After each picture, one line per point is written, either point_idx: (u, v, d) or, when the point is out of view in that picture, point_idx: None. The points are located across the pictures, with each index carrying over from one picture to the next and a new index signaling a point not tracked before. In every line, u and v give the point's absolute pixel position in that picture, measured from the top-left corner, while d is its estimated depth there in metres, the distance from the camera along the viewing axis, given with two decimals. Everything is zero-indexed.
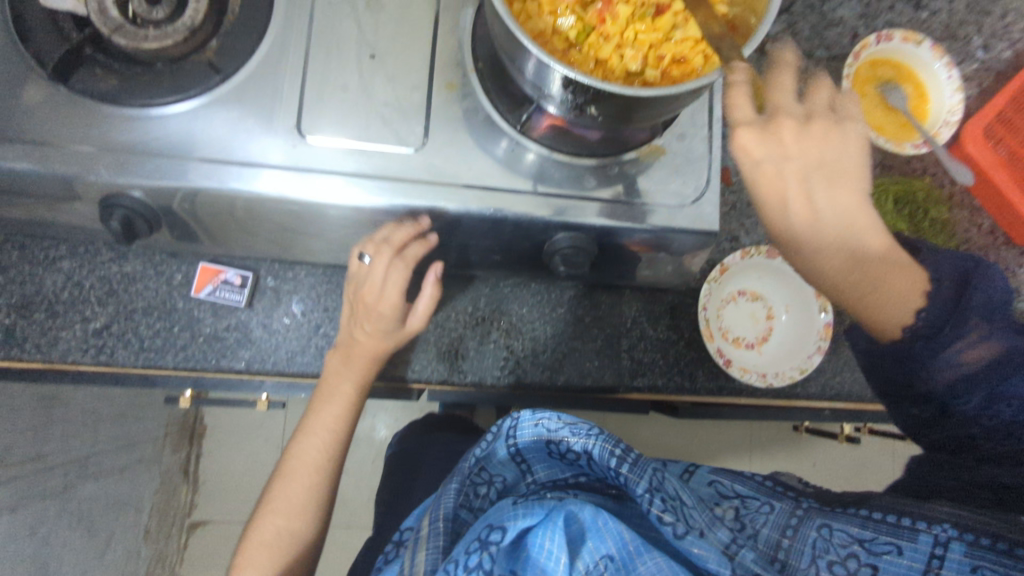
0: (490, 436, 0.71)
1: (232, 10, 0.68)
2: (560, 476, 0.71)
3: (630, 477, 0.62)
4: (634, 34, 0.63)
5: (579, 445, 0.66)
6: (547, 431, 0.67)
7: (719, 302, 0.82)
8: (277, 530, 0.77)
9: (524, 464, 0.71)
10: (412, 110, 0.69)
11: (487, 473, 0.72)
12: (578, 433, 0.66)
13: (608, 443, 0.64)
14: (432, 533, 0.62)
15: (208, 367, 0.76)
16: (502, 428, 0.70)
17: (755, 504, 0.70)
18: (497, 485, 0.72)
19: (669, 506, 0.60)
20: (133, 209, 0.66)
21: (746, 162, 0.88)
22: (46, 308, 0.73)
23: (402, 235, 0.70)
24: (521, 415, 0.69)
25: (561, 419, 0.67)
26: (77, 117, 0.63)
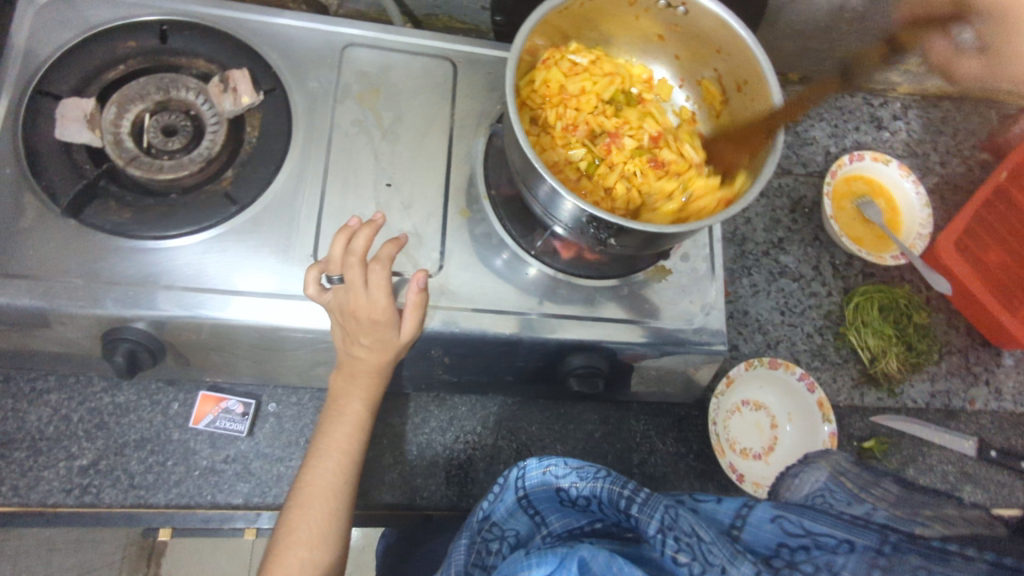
0: (497, 488, 0.58)
1: (249, 141, 0.69)
2: (576, 526, 0.56)
3: (641, 519, 0.48)
4: (641, 165, 0.66)
5: (586, 488, 0.54)
6: (556, 478, 0.56)
7: (725, 414, 0.82)
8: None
9: (538, 518, 0.57)
10: (428, 235, 0.70)
11: (497, 528, 0.56)
12: (586, 477, 0.55)
13: (616, 484, 0.52)
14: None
15: (201, 504, 0.71)
16: (508, 478, 0.58)
17: (828, 542, 0.44)
18: (510, 541, 0.55)
19: (688, 545, 0.45)
20: (137, 342, 0.64)
21: (737, 271, 0.93)
22: (27, 446, 0.69)
23: (364, 240, 0.62)
24: (526, 464, 0.57)
25: (568, 461, 0.56)
26: (84, 250, 0.63)
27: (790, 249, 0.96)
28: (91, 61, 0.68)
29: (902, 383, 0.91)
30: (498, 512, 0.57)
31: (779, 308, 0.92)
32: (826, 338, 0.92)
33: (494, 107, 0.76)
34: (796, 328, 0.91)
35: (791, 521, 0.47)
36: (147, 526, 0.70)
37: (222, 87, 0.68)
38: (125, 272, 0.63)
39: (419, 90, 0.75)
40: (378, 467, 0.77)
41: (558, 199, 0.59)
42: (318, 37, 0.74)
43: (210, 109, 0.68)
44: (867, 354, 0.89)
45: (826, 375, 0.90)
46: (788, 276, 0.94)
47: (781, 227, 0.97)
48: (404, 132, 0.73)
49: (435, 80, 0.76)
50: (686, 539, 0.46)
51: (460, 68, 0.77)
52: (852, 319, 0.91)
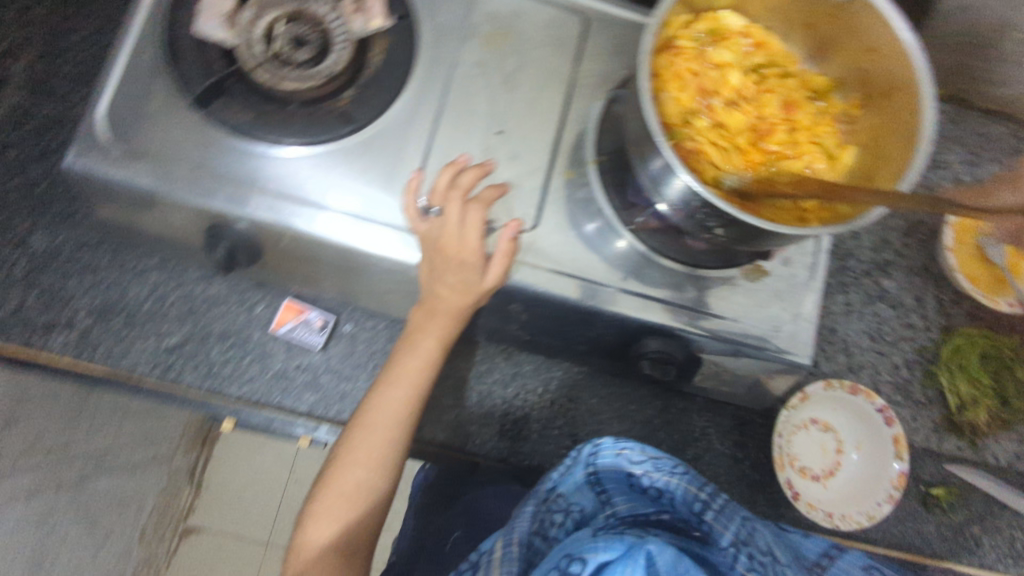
0: (567, 462, 0.61)
1: (373, 64, 0.69)
2: (642, 512, 0.56)
3: (714, 527, 0.53)
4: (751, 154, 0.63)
5: (660, 482, 0.57)
6: (630, 464, 0.59)
7: (790, 428, 0.79)
8: (344, 523, 0.60)
9: (604, 496, 0.58)
10: (530, 190, 0.69)
11: (563, 501, 0.58)
12: (664, 469, 0.58)
13: (692, 487, 0.56)
14: (507, 557, 0.50)
15: (268, 404, 0.75)
16: (580, 454, 0.61)
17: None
18: (574, 518, 0.56)
19: (760, 564, 0.50)
20: (239, 242, 0.66)
21: (835, 286, 0.88)
22: (125, 317, 0.74)
23: (470, 178, 0.65)
24: (602, 442, 0.60)
25: (645, 451, 0.59)
26: (205, 144, 0.65)
27: (896, 274, 0.90)
28: None
29: (987, 437, 0.85)
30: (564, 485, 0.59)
31: (870, 333, 0.87)
32: (914, 374, 0.87)
33: (619, 71, 0.73)
34: (884, 357, 0.87)
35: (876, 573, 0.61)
36: (218, 413, 0.74)
37: (354, 7, 0.68)
38: (239, 172, 0.65)
39: (545, 41, 0.73)
40: (436, 405, 0.78)
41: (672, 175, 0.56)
42: None
43: (339, 25, 0.68)
44: (954, 399, 0.84)
45: (906, 412, 0.85)
46: (887, 302, 0.89)
47: (890, 249, 0.91)
48: (523, 81, 0.71)
49: (564, 34, 0.74)
50: (756, 556, 0.50)
51: (590, 25, 0.74)
52: (947, 359, 0.86)
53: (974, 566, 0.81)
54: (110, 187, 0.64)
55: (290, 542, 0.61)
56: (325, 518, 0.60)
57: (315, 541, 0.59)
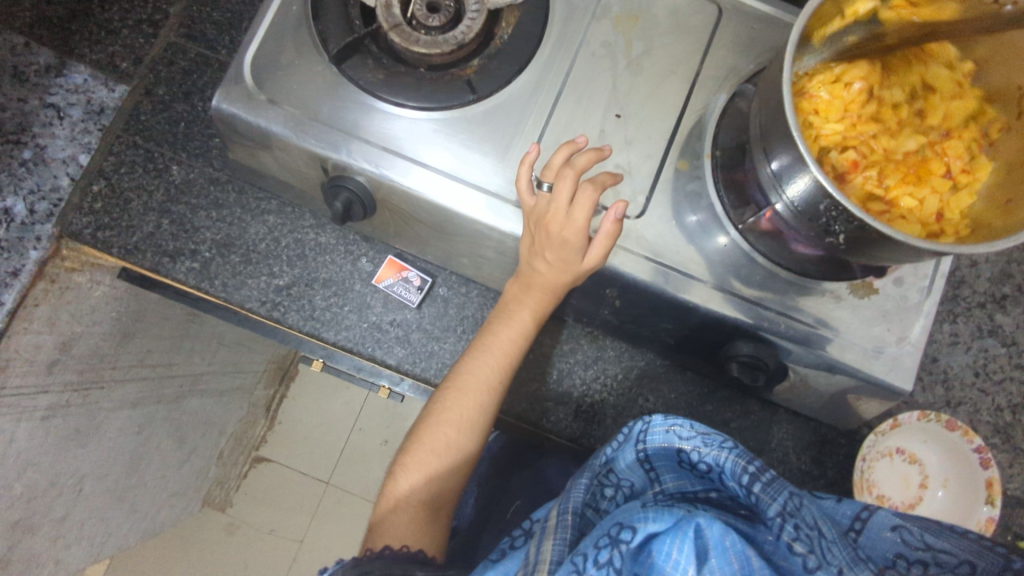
0: (619, 437, 0.59)
1: (501, 36, 0.70)
2: (691, 490, 0.55)
3: (762, 499, 0.48)
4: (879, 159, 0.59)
5: (710, 457, 0.53)
6: (679, 439, 0.55)
7: (875, 455, 0.77)
8: (431, 475, 0.63)
9: (654, 473, 0.57)
10: (642, 177, 0.68)
11: (612, 476, 0.58)
12: (713, 444, 0.53)
13: (741, 460, 0.51)
14: (561, 524, 0.51)
15: (361, 353, 0.78)
16: (631, 429, 0.58)
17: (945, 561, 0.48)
18: (624, 492, 0.56)
19: (807, 535, 0.45)
20: (357, 195, 0.69)
21: (944, 315, 0.84)
22: (243, 253, 0.79)
23: (586, 160, 0.63)
24: (653, 418, 0.57)
25: (695, 426, 0.55)
26: (338, 98, 0.68)
27: (1014, 310, 0.85)
28: None
29: None
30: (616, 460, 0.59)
31: (977, 369, 0.83)
32: (1020, 418, 0.82)
33: (748, 65, 0.71)
34: (988, 396, 0.82)
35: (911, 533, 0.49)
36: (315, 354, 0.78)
37: None
38: (366, 129, 0.67)
39: (676, 28, 0.72)
40: (517, 378, 0.80)
41: (798, 177, 0.55)
42: None
43: None
44: None
45: (1002, 456, 0.81)
46: (999, 338, 0.84)
47: (1011, 283, 0.85)
48: (649, 66, 0.71)
49: (696, 21, 0.72)
50: (806, 528, 0.46)
51: (725, 15, 0.73)
52: None
53: None
54: (247, 128, 0.68)
55: (381, 488, 0.64)
56: (412, 469, 0.63)
57: (404, 491, 0.62)
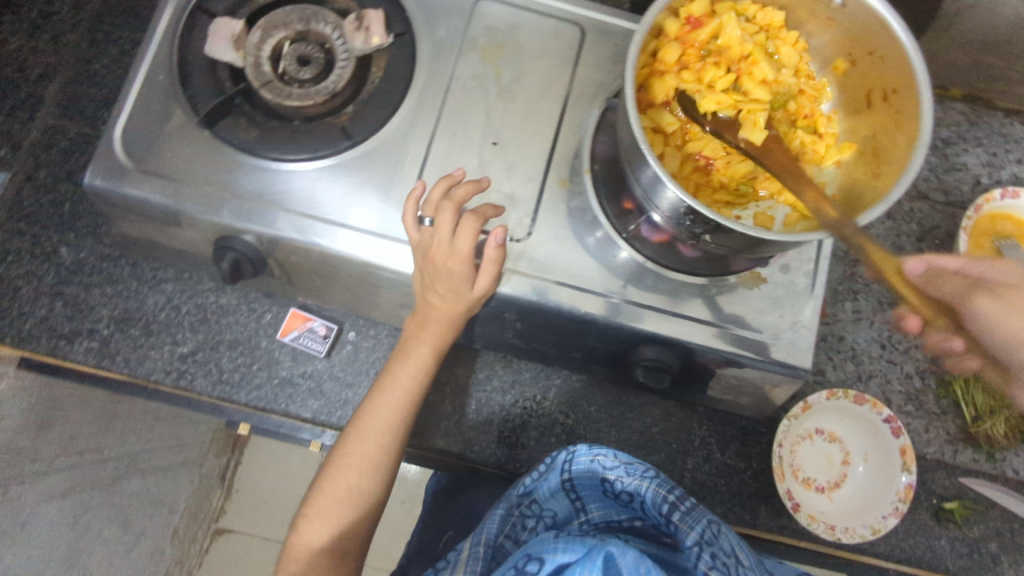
0: (543, 467, 0.62)
1: (372, 81, 0.72)
2: (615, 518, 0.59)
3: (680, 527, 0.51)
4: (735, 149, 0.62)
5: (630, 485, 0.57)
6: (604, 469, 0.59)
7: (795, 438, 0.78)
8: (339, 526, 0.62)
9: (579, 503, 0.60)
10: (524, 200, 0.70)
11: (536, 506, 0.59)
12: (634, 473, 0.57)
13: (661, 489, 0.55)
14: (473, 556, 0.51)
15: (275, 409, 0.78)
16: (555, 460, 0.61)
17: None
18: (546, 522, 0.58)
19: (723, 563, 0.46)
20: (243, 253, 0.70)
21: (843, 294, 0.87)
22: (143, 326, 0.79)
23: (464, 192, 0.66)
24: (577, 448, 0.60)
25: (618, 455, 0.59)
26: (212, 161, 0.68)
27: None
28: None
29: (1005, 450, 0.82)
30: (540, 490, 0.61)
31: (881, 341, 0.86)
32: (927, 383, 0.84)
33: (614, 80, 0.74)
34: (895, 367, 0.85)
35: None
36: (228, 417, 0.77)
37: (356, 25, 0.70)
38: (244, 186, 0.68)
39: (543, 53, 0.74)
40: (436, 412, 0.80)
41: (658, 184, 0.57)
42: None
43: (342, 45, 0.71)
44: (971, 410, 0.82)
45: (917, 423, 0.83)
46: (898, 310, 0.87)
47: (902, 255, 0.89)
48: (520, 92, 0.73)
49: (561, 45, 0.75)
50: (722, 556, 0.47)
51: (587, 35, 0.75)
52: (962, 370, 0.83)
53: None
54: (124, 203, 0.68)
55: (286, 541, 0.63)
56: (319, 518, 0.62)
57: (305, 542, 0.61)
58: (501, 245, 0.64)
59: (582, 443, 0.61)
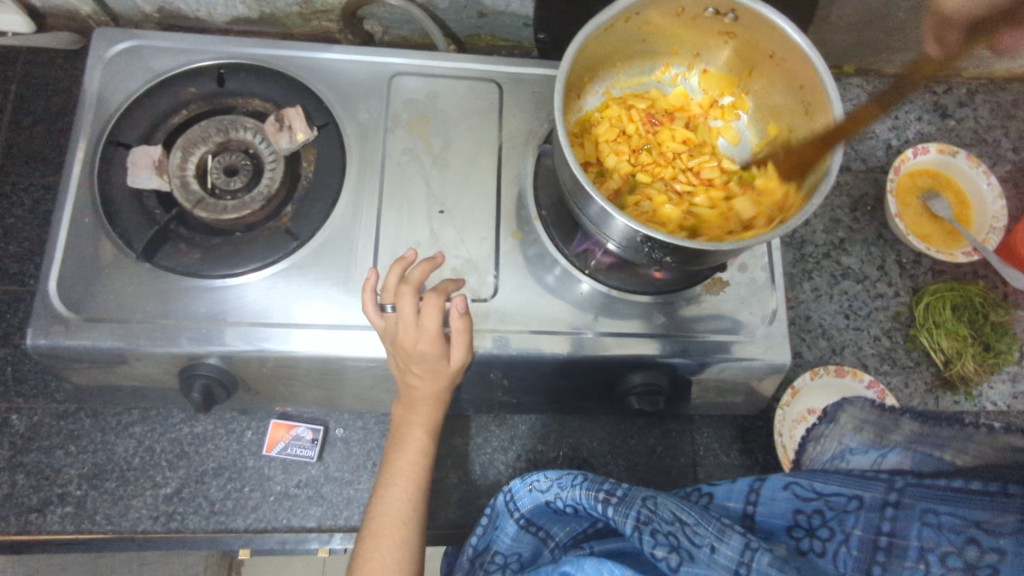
0: (486, 521, 0.66)
1: (306, 175, 0.71)
2: (579, 531, 0.64)
3: (618, 519, 0.56)
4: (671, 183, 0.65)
5: (569, 498, 0.61)
6: (542, 494, 0.63)
7: (791, 423, 0.80)
8: None
9: (541, 533, 0.64)
10: (483, 259, 0.70)
11: (499, 556, 0.63)
12: (566, 486, 0.62)
13: (592, 490, 0.60)
14: None
15: (278, 528, 0.74)
16: (498, 505, 0.65)
17: (838, 502, 0.53)
18: (512, 567, 0.63)
19: (665, 539, 0.52)
20: (212, 377, 0.66)
21: (798, 275, 0.90)
22: (117, 476, 0.74)
23: (420, 272, 0.65)
24: (513, 487, 0.65)
25: (547, 476, 0.63)
26: (159, 293, 0.66)
27: (853, 249, 0.92)
28: (156, 109, 0.71)
29: (980, 385, 0.86)
30: (499, 541, 0.64)
31: (845, 312, 0.89)
32: (896, 340, 0.88)
33: (541, 126, 0.76)
34: (863, 332, 0.88)
35: (803, 487, 0.55)
36: (230, 548, 0.73)
37: (277, 126, 0.70)
38: (199, 311, 0.66)
39: (467, 114, 0.76)
40: (443, 487, 0.78)
41: (610, 217, 0.58)
42: (365, 68, 0.76)
43: (268, 147, 0.70)
44: (940, 356, 0.85)
45: (897, 380, 0.87)
46: (852, 278, 0.91)
47: (842, 227, 0.93)
48: (454, 157, 0.74)
49: (482, 102, 0.76)
50: (663, 531, 0.53)
51: (505, 89, 0.77)
52: (923, 320, 0.87)
53: None
54: (73, 355, 0.65)
55: None
56: None
57: None
58: (464, 313, 0.63)
59: (515, 479, 0.66)
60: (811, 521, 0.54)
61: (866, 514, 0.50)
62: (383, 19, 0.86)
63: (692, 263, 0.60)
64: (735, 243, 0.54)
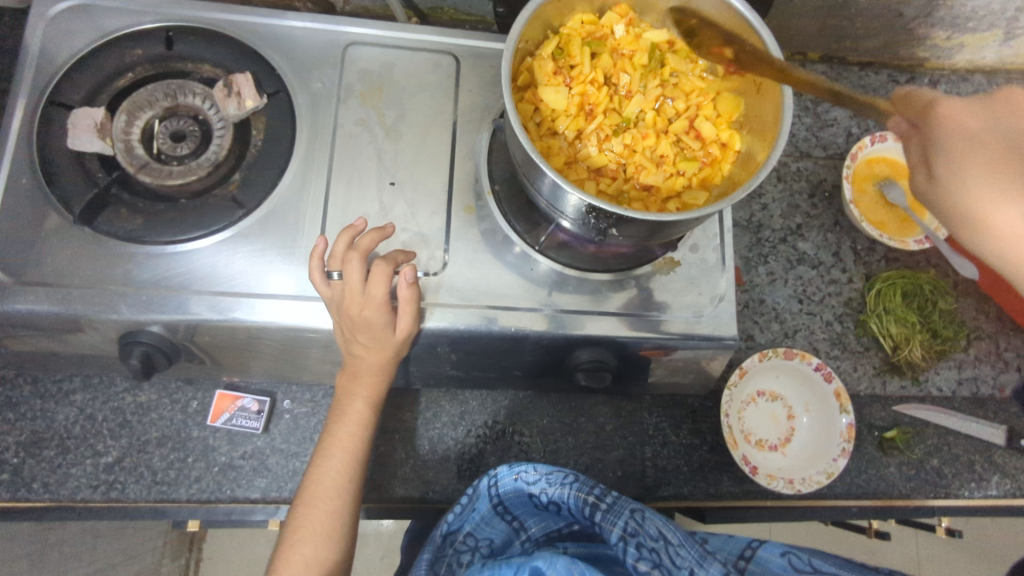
0: (465, 501, 0.63)
1: (255, 143, 0.70)
2: (553, 529, 0.65)
3: (606, 526, 0.56)
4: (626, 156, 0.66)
5: (555, 495, 0.61)
6: (528, 485, 0.62)
7: (739, 405, 0.81)
8: None
9: (516, 523, 0.64)
10: (433, 233, 0.70)
11: (471, 539, 0.60)
12: (555, 483, 0.61)
13: (582, 492, 0.59)
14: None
15: (222, 498, 0.74)
16: (479, 488, 0.63)
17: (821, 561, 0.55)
18: (483, 551, 0.60)
19: (647, 553, 0.53)
20: (152, 344, 0.65)
21: (753, 259, 0.91)
22: (56, 444, 0.73)
23: (369, 241, 0.64)
24: (498, 472, 0.63)
25: (537, 468, 0.62)
26: (98, 258, 0.65)
27: (809, 235, 0.93)
28: (100, 71, 0.69)
29: (926, 371, 0.88)
30: (470, 524, 0.62)
31: (798, 297, 0.90)
32: (847, 326, 0.89)
33: (498, 101, 0.75)
34: (815, 316, 0.89)
35: (801, 559, 0.54)
36: (172, 518, 0.73)
37: (225, 91, 0.68)
38: (137, 277, 0.65)
39: (423, 86, 0.75)
40: (391, 461, 0.78)
41: (558, 191, 0.57)
42: (320, 36, 0.75)
43: (216, 114, 0.69)
44: (889, 342, 0.87)
45: (846, 364, 0.88)
46: (807, 264, 0.92)
47: (799, 213, 0.94)
48: (408, 129, 0.73)
49: (439, 75, 0.75)
50: (645, 544, 0.54)
51: (463, 62, 0.76)
52: (873, 306, 0.88)
53: (942, 498, 0.84)
54: (8, 320, 0.63)
55: None
56: None
57: None
58: (412, 285, 0.63)
59: (501, 465, 0.64)
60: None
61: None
62: None
63: (639, 236, 0.60)
64: (679, 215, 0.54)
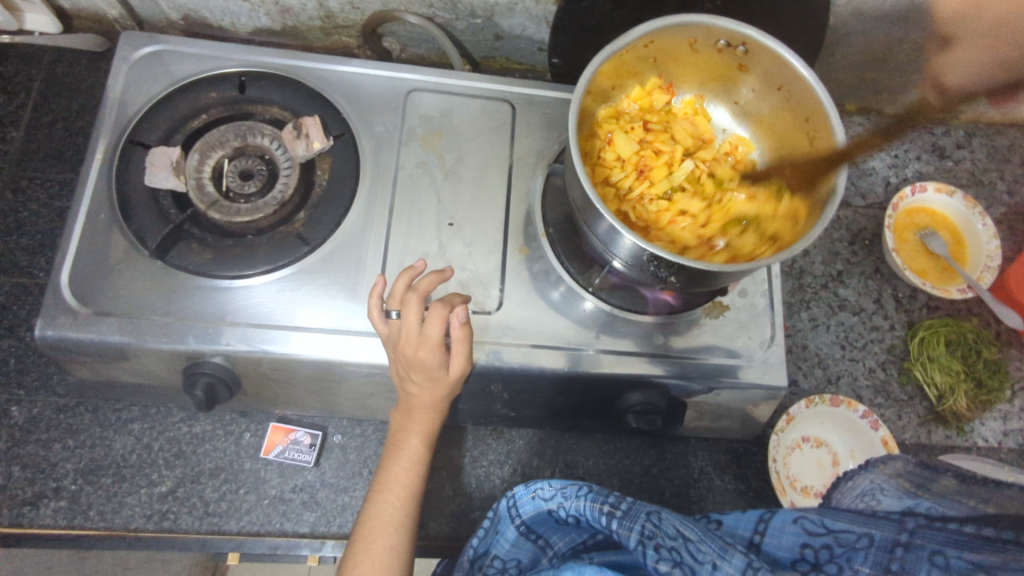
0: (491, 523, 0.65)
1: (319, 183, 0.72)
2: (579, 541, 0.64)
3: (622, 533, 0.55)
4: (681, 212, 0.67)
5: (572, 508, 0.60)
6: (545, 502, 0.63)
7: (786, 450, 0.80)
8: None
9: (540, 541, 0.64)
10: (489, 273, 0.72)
11: (499, 560, 0.62)
12: (570, 496, 0.61)
13: (597, 502, 0.59)
14: None
15: (271, 531, 0.74)
16: (501, 510, 0.65)
17: (848, 539, 0.50)
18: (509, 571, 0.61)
19: (668, 553, 0.51)
20: (215, 375, 0.67)
21: (796, 304, 0.92)
22: (113, 472, 0.74)
23: (427, 283, 0.66)
24: (516, 493, 0.64)
25: (552, 484, 0.62)
26: (169, 290, 0.67)
27: (851, 281, 0.94)
28: (178, 112, 0.73)
29: (972, 421, 0.88)
30: (498, 546, 0.63)
31: (841, 343, 0.90)
32: (890, 373, 0.90)
33: (551, 147, 0.77)
34: (858, 363, 0.90)
35: (813, 522, 0.53)
36: (221, 550, 0.73)
37: (295, 133, 0.72)
38: (204, 310, 0.66)
39: (479, 132, 0.77)
40: (437, 498, 0.79)
41: (618, 236, 0.59)
42: (383, 83, 0.78)
43: (284, 154, 0.72)
44: (934, 390, 0.87)
45: (890, 412, 0.88)
46: (849, 310, 0.92)
47: (840, 259, 0.95)
48: (465, 172, 0.75)
49: (495, 121, 0.78)
50: (667, 545, 0.52)
51: (518, 109, 0.79)
52: (917, 353, 0.88)
53: None
54: (79, 348, 0.65)
55: None
56: None
57: None
58: (465, 326, 0.64)
59: (519, 484, 0.65)
60: (817, 555, 0.51)
61: (875, 552, 0.48)
62: (401, 36, 0.88)
63: (698, 283, 0.61)
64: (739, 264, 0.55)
